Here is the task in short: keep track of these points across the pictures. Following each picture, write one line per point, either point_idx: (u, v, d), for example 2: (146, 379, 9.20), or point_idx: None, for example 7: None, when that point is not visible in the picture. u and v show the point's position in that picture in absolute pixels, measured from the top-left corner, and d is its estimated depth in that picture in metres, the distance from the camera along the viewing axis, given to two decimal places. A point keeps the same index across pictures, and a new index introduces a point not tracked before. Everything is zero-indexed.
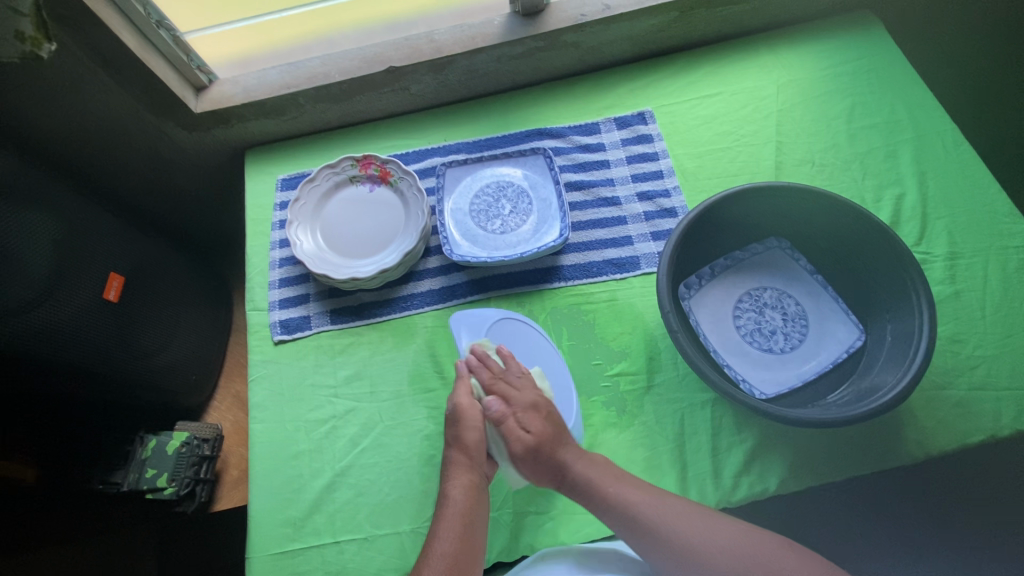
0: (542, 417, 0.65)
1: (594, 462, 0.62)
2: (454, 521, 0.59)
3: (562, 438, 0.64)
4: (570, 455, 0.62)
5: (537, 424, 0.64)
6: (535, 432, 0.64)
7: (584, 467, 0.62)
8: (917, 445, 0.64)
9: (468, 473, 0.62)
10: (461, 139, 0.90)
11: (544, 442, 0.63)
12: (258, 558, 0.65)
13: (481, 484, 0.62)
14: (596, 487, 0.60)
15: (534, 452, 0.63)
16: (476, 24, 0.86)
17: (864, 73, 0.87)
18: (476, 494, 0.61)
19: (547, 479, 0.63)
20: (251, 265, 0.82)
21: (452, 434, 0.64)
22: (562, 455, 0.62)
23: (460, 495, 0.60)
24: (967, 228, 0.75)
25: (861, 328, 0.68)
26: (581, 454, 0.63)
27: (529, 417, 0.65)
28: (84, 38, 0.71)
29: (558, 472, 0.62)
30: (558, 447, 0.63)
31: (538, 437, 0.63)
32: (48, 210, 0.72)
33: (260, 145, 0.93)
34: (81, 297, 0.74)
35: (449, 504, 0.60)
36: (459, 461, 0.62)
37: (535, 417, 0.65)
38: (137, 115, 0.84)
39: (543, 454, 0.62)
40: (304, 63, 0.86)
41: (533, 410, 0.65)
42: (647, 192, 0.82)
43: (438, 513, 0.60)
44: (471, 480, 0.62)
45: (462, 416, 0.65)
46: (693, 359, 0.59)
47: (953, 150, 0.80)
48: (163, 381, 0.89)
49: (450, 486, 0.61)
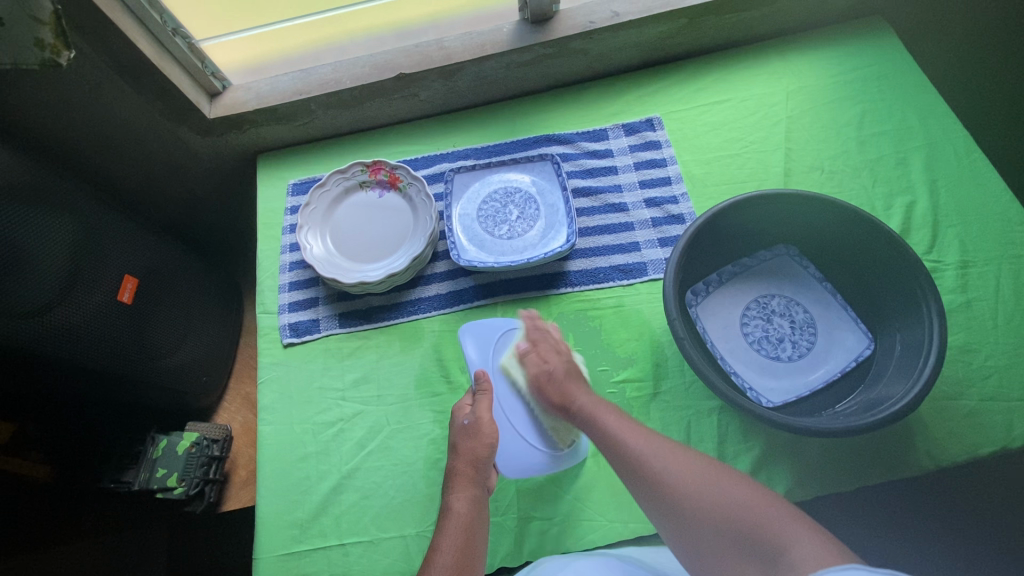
0: (561, 355, 0.69)
1: (598, 400, 0.64)
2: (457, 534, 0.59)
3: (576, 375, 0.67)
4: (579, 389, 0.65)
5: (555, 357, 0.68)
6: (552, 364, 0.68)
7: (587, 399, 0.64)
8: (928, 456, 0.64)
9: (471, 487, 0.62)
10: (470, 145, 0.90)
11: (558, 372, 0.67)
12: (265, 559, 0.65)
13: (482, 498, 0.63)
14: (600, 422, 0.62)
15: (549, 379, 0.66)
16: (485, 31, 0.87)
17: (875, 80, 0.87)
18: (478, 509, 0.62)
19: (556, 408, 0.66)
20: (262, 269, 0.83)
21: (466, 447, 0.64)
22: (573, 386, 0.65)
23: (463, 509, 0.61)
24: (979, 236, 0.74)
25: (871, 337, 0.67)
26: (587, 389, 0.66)
27: (547, 351, 0.69)
28: (101, 45, 0.73)
29: (565, 400, 0.65)
30: (570, 379, 0.66)
31: (555, 367, 0.67)
32: (65, 211, 0.74)
33: (272, 150, 0.94)
34: (96, 298, 0.75)
35: (452, 517, 0.60)
36: (463, 474, 0.63)
37: (556, 354, 0.69)
38: (152, 120, 0.85)
39: (555, 381, 0.66)
40: (315, 70, 0.88)
41: (554, 348, 0.70)
42: (654, 198, 0.82)
43: (441, 525, 0.60)
44: (473, 494, 0.62)
45: (480, 430, 0.65)
46: (699, 366, 0.59)
47: (964, 157, 0.79)
48: (174, 381, 0.90)
49: (453, 500, 0.62)
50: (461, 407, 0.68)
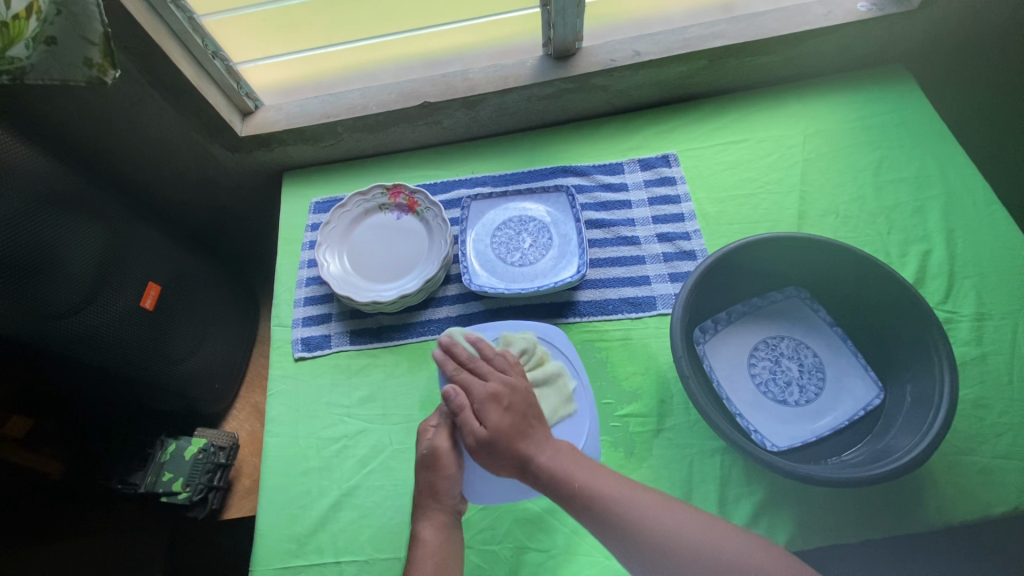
0: (501, 409, 0.63)
1: (560, 451, 0.61)
2: (427, 565, 0.59)
3: (527, 425, 0.62)
4: (531, 446, 0.61)
5: (495, 412, 0.63)
6: (494, 425, 0.62)
7: (548, 456, 0.61)
8: (936, 512, 0.62)
9: (439, 513, 0.63)
10: (488, 173, 0.92)
11: (500, 434, 0.61)
12: (262, 571, 0.66)
13: (451, 522, 0.63)
14: (564, 479, 0.58)
15: (490, 444, 0.62)
16: (509, 64, 0.90)
17: (893, 127, 0.87)
18: (447, 533, 0.62)
19: (510, 469, 0.62)
20: (279, 283, 0.85)
21: (424, 479, 0.64)
22: (525, 443, 0.61)
23: (430, 536, 0.61)
24: (996, 289, 0.73)
25: (881, 386, 0.66)
26: (546, 440, 0.62)
27: (483, 406, 0.63)
28: (145, 65, 0.77)
29: (521, 462, 0.61)
30: (516, 439, 0.61)
31: (495, 428, 0.62)
32: (100, 219, 0.78)
33: (298, 169, 0.98)
34: (119, 303, 0.79)
35: (420, 547, 0.60)
36: (427, 503, 0.63)
37: (494, 409, 0.63)
38: (187, 136, 0.89)
39: (500, 446, 0.61)
40: (344, 95, 0.91)
41: (491, 398, 0.64)
42: (667, 233, 0.83)
43: (412, 559, 0.60)
44: (441, 520, 0.62)
45: (439, 461, 0.64)
46: (703, 407, 0.59)
47: (984, 209, 0.79)
48: (187, 387, 0.92)
49: (421, 527, 0.62)
50: (424, 430, 0.68)
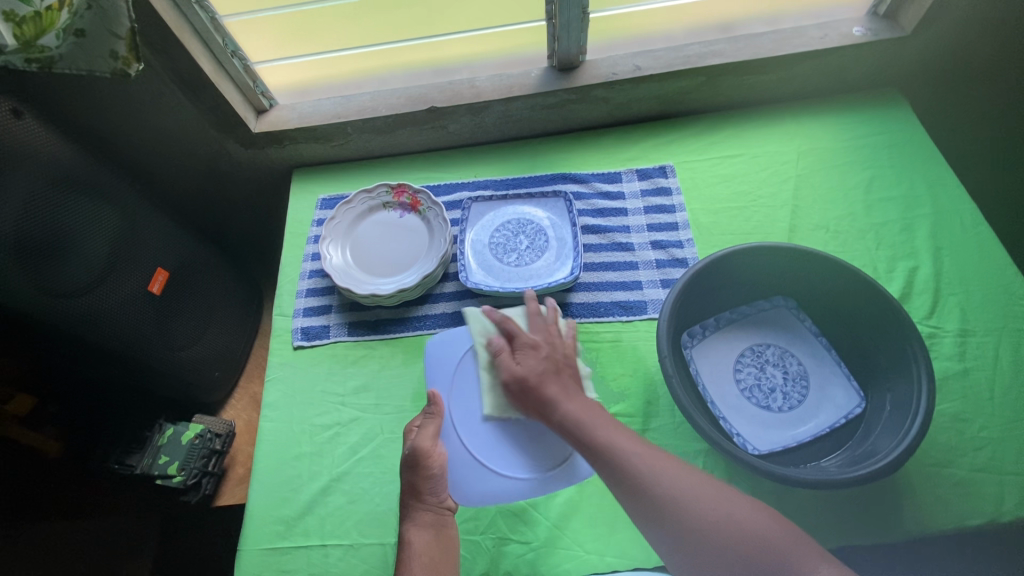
0: (539, 356, 0.67)
1: (586, 406, 0.62)
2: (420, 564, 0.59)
3: (559, 376, 0.65)
4: (559, 393, 0.63)
5: (531, 359, 0.67)
6: (526, 368, 0.66)
7: (576, 404, 0.62)
8: (913, 521, 0.63)
9: (424, 511, 0.63)
10: (490, 177, 0.95)
11: (530, 377, 0.65)
12: (249, 551, 0.68)
13: (440, 520, 0.63)
14: (585, 426, 0.60)
15: (522, 382, 0.65)
16: (515, 74, 0.94)
17: (885, 148, 0.90)
18: (438, 531, 0.62)
19: (537, 411, 0.65)
20: (284, 274, 0.88)
21: (409, 480, 0.64)
22: (554, 390, 0.64)
23: (416, 538, 0.61)
24: (981, 307, 0.75)
25: (862, 396, 0.68)
26: (575, 394, 0.63)
27: (523, 353, 0.68)
28: (167, 61, 0.81)
29: (544, 405, 0.63)
30: (547, 382, 0.64)
31: (528, 371, 0.66)
32: (116, 206, 0.81)
33: (307, 167, 1.01)
34: (128, 287, 0.82)
35: (407, 548, 0.60)
36: (412, 506, 0.63)
37: (531, 356, 0.67)
38: (203, 132, 0.93)
39: (529, 387, 0.65)
40: (356, 98, 0.95)
41: (530, 347, 0.68)
42: (660, 241, 0.85)
43: (400, 561, 0.60)
44: (427, 519, 0.63)
45: (418, 462, 0.64)
46: (685, 406, 0.60)
47: (971, 229, 0.81)
48: (188, 374, 0.95)
49: (410, 528, 0.62)
50: (410, 430, 0.69)
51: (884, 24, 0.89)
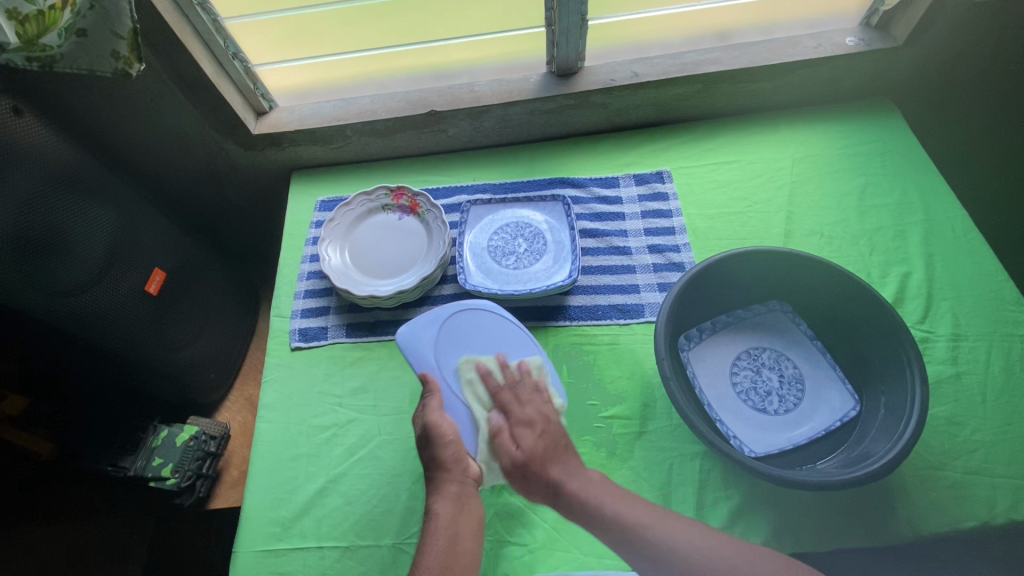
0: (536, 434, 0.66)
1: (590, 481, 0.63)
2: (441, 537, 0.59)
3: (560, 454, 0.65)
4: (562, 472, 0.64)
5: (529, 438, 0.66)
6: (527, 449, 0.65)
7: (579, 482, 0.63)
8: (907, 523, 0.64)
9: (455, 483, 0.63)
10: (488, 181, 0.96)
11: (533, 457, 0.64)
12: (244, 553, 0.67)
13: (467, 493, 0.63)
14: (592, 505, 0.60)
15: (524, 468, 0.64)
16: (514, 80, 0.95)
17: (878, 155, 0.91)
18: (463, 504, 0.62)
19: (541, 496, 0.63)
20: (282, 275, 0.88)
21: (428, 455, 0.65)
22: (558, 469, 0.64)
23: (444, 509, 0.61)
24: (973, 312, 0.76)
25: (857, 398, 0.69)
26: (578, 471, 0.64)
27: (520, 434, 0.66)
28: (168, 61, 0.82)
29: (550, 486, 0.63)
30: (549, 462, 0.64)
31: (529, 453, 0.65)
32: (115, 206, 0.81)
33: (306, 169, 1.01)
34: (126, 287, 0.82)
35: (434, 519, 0.60)
36: (440, 477, 0.63)
37: (529, 434, 0.66)
38: (203, 133, 0.93)
39: (531, 470, 0.64)
40: (355, 101, 0.96)
41: (527, 424, 0.67)
42: (657, 245, 0.86)
43: (426, 529, 0.60)
44: (456, 492, 0.63)
45: (432, 436, 0.65)
46: (683, 408, 0.61)
47: (963, 235, 0.82)
48: (184, 375, 0.94)
49: (438, 500, 0.62)
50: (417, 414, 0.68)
51: (877, 34, 0.91)
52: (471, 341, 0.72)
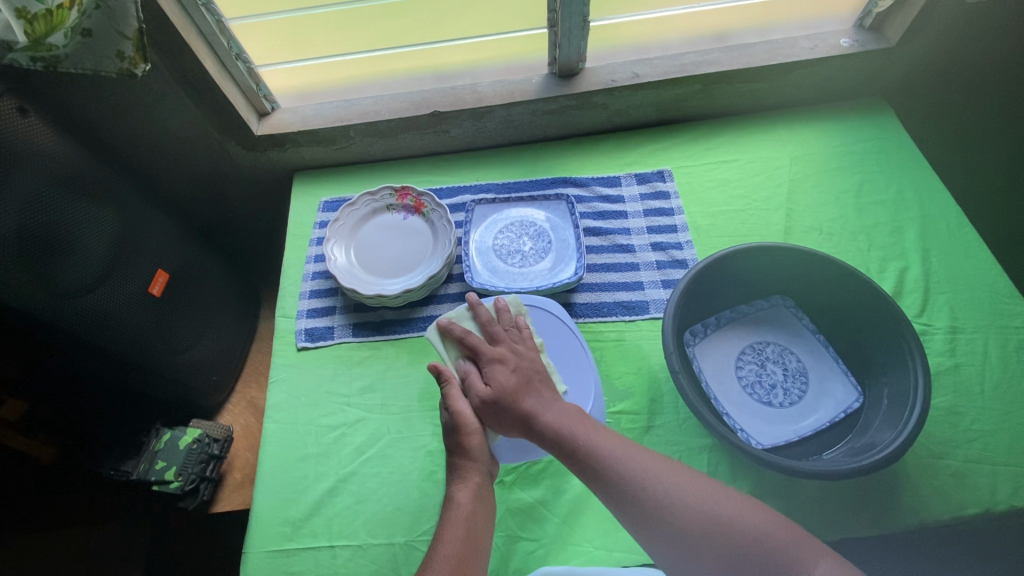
0: (508, 370, 0.65)
1: (564, 413, 0.61)
2: (459, 527, 0.57)
3: (533, 386, 0.64)
4: (537, 404, 0.62)
5: (502, 373, 0.65)
6: (498, 384, 0.64)
7: (555, 414, 0.61)
8: (911, 511, 0.65)
9: (475, 474, 0.62)
10: (492, 181, 0.97)
11: (505, 392, 0.63)
12: (255, 554, 0.67)
13: (484, 485, 0.62)
14: (568, 436, 0.59)
15: (496, 401, 0.63)
16: (516, 81, 0.96)
17: (873, 154, 0.93)
18: (481, 497, 0.61)
19: (517, 428, 0.62)
20: (286, 276, 0.88)
21: (454, 442, 0.63)
22: (531, 400, 0.62)
23: (465, 499, 0.60)
24: (969, 305, 0.78)
25: (860, 390, 0.70)
26: (550, 402, 0.63)
27: (491, 369, 0.65)
28: (173, 62, 0.82)
29: (524, 418, 0.61)
30: (522, 395, 0.63)
31: (501, 386, 0.64)
32: (117, 206, 0.80)
33: (308, 170, 1.01)
34: (130, 287, 0.81)
35: (453, 507, 0.59)
36: (463, 466, 0.62)
37: (500, 371, 0.65)
38: (205, 134, 0.93)
39: (503, 404, 0.63)
40: (358, 102, 0.96)
41: (499, 362, 0.66)
42: (660, 243, 0.87)
43: (444, 518, 0.59)
44: (475, 484, 0.61)
45: (460, 424, 0.63)
46: (693, 401, 0.62)
47: (957, 231, 0.84)
48: (186, 377, 0.93)
49: (457, 490, 0.61)
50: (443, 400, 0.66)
51: (870, 36, 0.93)
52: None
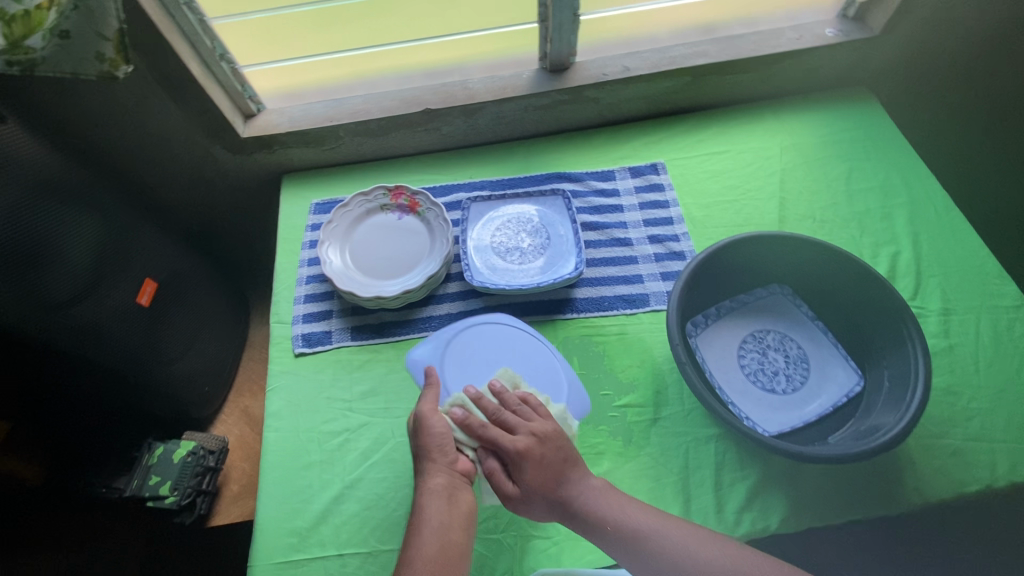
0: (531, 466, 0.60)
1: (595, 493, 0.60)
2: (431, 529, 0.58)
3: (562, 476, 0.61)
4: (571, 494, 0.60)
5: (525, 472, 0.60)
6: (526, 485, 0.60)
7: (589, 499, 0.59)
8: (915, 490, 0.66)
9: (443, 475, 0.61)
10: (486, 178, 0.96)
11: (535, 492, 0.60)
12: (261, 566, 0.65)
13: (455, 484, 0.61)
14: (600, 521, 0.58)
15: (528, 498, 0.60)
16: (507, 76, 0.95)
17: (860, 141, 0.95)
18: (453, 496, 0.60)
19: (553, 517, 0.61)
20: (279, 281, 0.86)
21: (417, 444, 0.64)
22: (564, 490, 0.60)
23: (433, 501, 0.59)
24: (959, 287, 0.79)
25: (860, 373, 0.71)
26: (582, 484, 0.61)
27: (513, 469, 0.61)
28: (154, 62, 0.79)
29: (561, 510, 0.60)
30: (554, 490, 0.60)
31: (531, 486, 0.60)
32: (99, 214, 0.77)
33: (297, 172, 0.99)
34: (117, 297, 0.78)
35: (422, 511, 0.59)
36: (428, 467, 0.62)
37: (523, 468, 0.60)
38: (189, 137, 0.90)
39: (537, 501, 0.60)
40: (347, 101, 0.94)
41: (519, 458, 0.61)
42: (657, 236, 0.87)
43: (413, 525, 0.59)
44: (444, 485, 0.61)
45: (422, 425, 0.64)
46: (700, 391, 0.61)
47: (945, 215, 0.86)
48: (179, 388, 0.91)
49: (426, 492, 0.60)
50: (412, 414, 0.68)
51: (853, 25, 0.95)
52: (481, 358, 0.72)
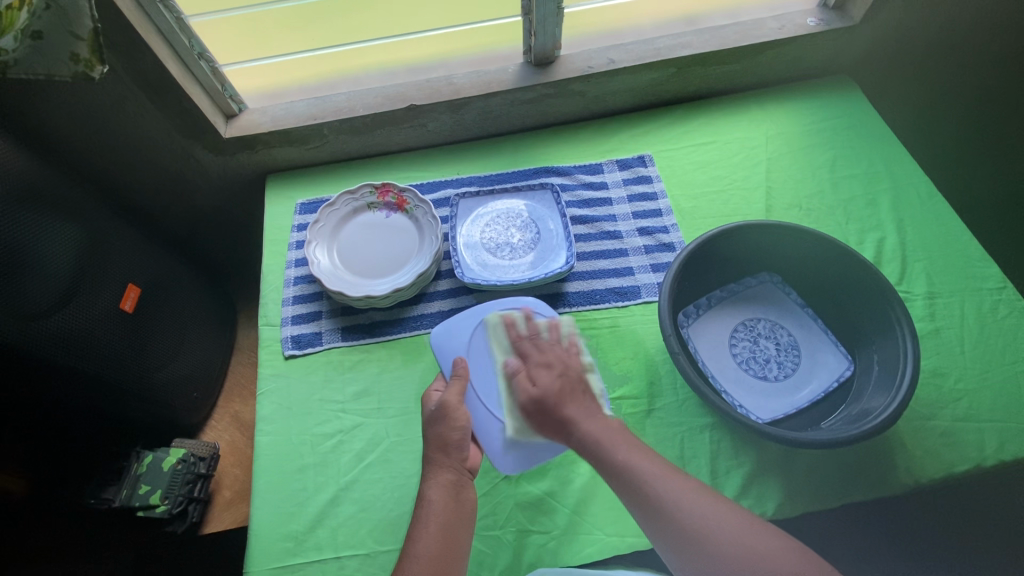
0: (553, 373, 0.65)
1: (601, 423, 0.61)
2: (435, 523, 0.58)
3: (576, 394, 0.63)
4: (578, 412, 0.62)
5: (545, 376, 0.64)
6: (542, 385, 0.64)
7: (595, 427, 0.60)
8: (907, 472, 0.67)
9: (449, 472, 0.62)
10: (473, 174, 0.95)
11: (548, 395, 0.63)
12: (258, 572, 0.64)
13: (461, 479, 0.62)
14: (604, 450, 0.58)
15: (541, 402, 0.63)
16: (492, 70, 0.94)
17: (844, 129, 0.96)
18: (457, 493, 0.61)
19: (556, 433, 0.63)
20: (266, 282, 0.85)
21: (434, 431, 0.64)
22: (573, 407, 0.62)
23: (437, 495, 0.60)
24: (943, 271, 0.81)
25: (850, 358, 0.72)
26: (589, 411, 0.62)
27: (539, 371, 0.65)
28: (129, 62, 0.77)
29: (563, 425, 0.62)
30: (565, 401, 0.62)
31: (546, 389, 0.63)
32: (76, 220, 0.75)
33: (281, 172, 0.98)
34: (99, 303, 0.77)
35: (428, 506, 0.59)
36: (436, 461, 0.62)
37: (547, 373, 0.65)
38: (169, 138, 0.89)
39: (546, 407, 0.63)
40: (330, 98, 0.93)
41: (546, 365, 0.66)
42: (647, 228, 0.88)
43: (419, 517, 0.59)
44: (450, 479, 0.61)
45: (449, 413, 0.64)
46: (694, 380, 0.62)
47: (928, 200, 0.87)
48: (166, 395, 0.89)
49: (431, 486, 0.61)
50: (430, 394, 0.68)
51: (834, 14, 0.96)
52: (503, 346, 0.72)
